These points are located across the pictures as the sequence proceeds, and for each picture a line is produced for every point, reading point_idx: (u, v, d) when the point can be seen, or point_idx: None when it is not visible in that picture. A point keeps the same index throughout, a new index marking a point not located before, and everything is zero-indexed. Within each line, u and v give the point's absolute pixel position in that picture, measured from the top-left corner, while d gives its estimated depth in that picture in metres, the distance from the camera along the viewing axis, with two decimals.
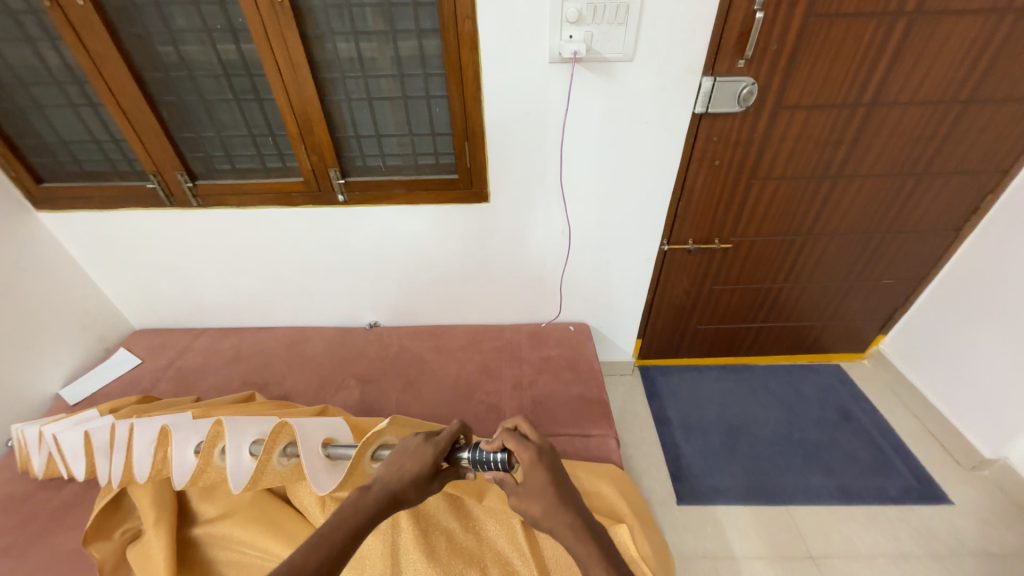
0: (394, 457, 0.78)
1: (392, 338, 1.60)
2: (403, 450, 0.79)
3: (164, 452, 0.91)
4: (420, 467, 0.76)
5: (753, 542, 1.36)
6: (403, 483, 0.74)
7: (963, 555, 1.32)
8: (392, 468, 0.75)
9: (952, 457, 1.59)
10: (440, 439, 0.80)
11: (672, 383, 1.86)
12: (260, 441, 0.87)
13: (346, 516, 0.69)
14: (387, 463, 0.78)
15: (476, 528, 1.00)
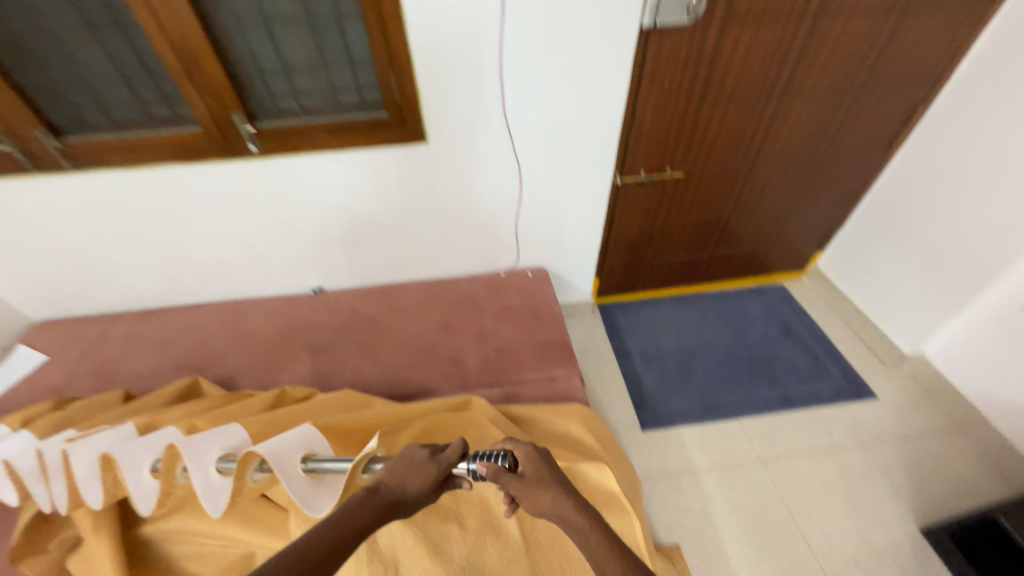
0: (400, 461, 0.77)
1: (340, 302, 1.49)
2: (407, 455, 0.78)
3: (114, 476, 0.81)
4: (422, 483, 0.75)
5: (710, 455, 1.47)
6: (404, 495, 0.74)
7: (884, 439, 1.50)
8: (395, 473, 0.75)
9: (876, 356, 1.75)
10: (445, 457, 0.78)
11: (631, 317, 1.91)
12: (229, 458, 0.81)
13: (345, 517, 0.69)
14: (389, 470, 0.76)
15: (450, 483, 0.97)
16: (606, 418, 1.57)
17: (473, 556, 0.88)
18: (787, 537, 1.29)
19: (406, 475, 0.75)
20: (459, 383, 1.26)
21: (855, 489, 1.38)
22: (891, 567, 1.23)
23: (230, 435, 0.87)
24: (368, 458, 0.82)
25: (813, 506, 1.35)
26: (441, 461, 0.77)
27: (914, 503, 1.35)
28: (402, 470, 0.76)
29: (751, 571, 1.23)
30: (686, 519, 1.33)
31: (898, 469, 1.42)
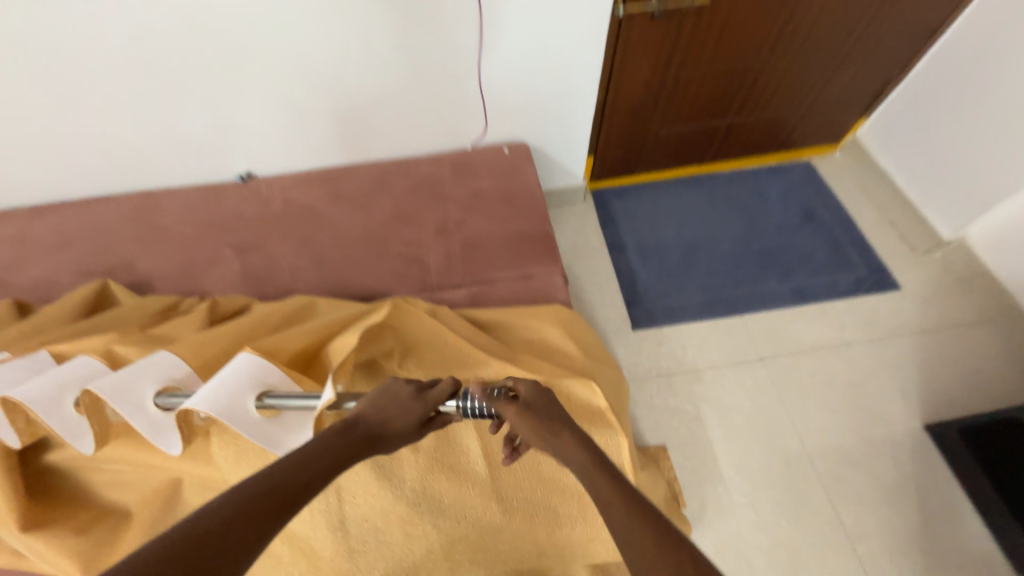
0: (378, 394, 0.61)
1: (272, 191, 1.21)
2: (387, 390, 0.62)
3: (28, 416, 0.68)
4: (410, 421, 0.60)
5: (706, 354, 1.33)
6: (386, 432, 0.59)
7: (901, 334, 1.35)
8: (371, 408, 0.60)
9: (907, 243, 1.52)
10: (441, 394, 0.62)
11: (628, 205, 1.64)
12: (169, 399, 0.68)
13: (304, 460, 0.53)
14: (372, 400, 0.61)
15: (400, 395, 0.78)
16: (594, 318, 1.41)
17: (428, 484, 0.75)
18: (781, 434, 1.21)
19: (386, 411, 0.60)
20: (417, 285, 1.06)
21: (860, 386, 1.26)
22: (886, 460, 1.16)
23: (163, 365, 0.71)
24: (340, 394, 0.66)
25: (813, 404, 1.25)
26: (428, 398, 0.61)
27: (922, 399, 1.24)
28: (380, 405, 0.60)
29: (739, 468, 1.17)
30: (675, 420, 1.24)
31: (911, 365, 1.29)
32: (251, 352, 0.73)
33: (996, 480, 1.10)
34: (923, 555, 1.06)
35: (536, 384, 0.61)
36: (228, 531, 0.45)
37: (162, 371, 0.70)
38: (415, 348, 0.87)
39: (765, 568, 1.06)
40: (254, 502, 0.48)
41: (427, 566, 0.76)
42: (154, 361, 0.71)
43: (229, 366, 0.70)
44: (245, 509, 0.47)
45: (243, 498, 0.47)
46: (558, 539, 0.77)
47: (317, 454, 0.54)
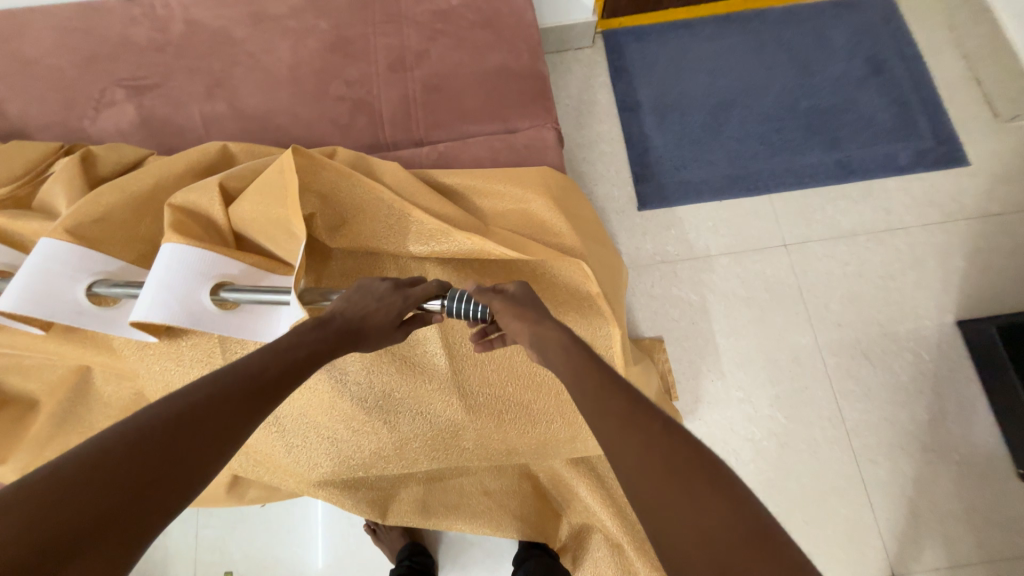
0: (353, 292, 0.51)
1: (169, 7, 0.90)
2: (363, 287, 0.52)
3: None
4: (387, 315, 0.50)
5: (722, 239, 1.14)
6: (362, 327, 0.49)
7: (956, 220, 1.13)
8: (346, 303, 0.50)
9: (989, 106, 1.19)
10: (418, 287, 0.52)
11: (648, 51, 1.29)
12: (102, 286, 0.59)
13: (273, 357, 0.44)
14: (344, 299, 0.50)
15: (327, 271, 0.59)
16: (594, 195, 1.19)
17: (376, 377, 0.63)
18: (794, 328, 1.08)
19: (364, 307, 0.50)
20: (368, 140, 0.82)
21: (894, 277, 1.10)
22: (905, 356, 1.05)
23: (66, 257, 0.58)
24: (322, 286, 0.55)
25: (836, 296, 1.09)
26: (410, 292, 0.51)
27: (962, 292, 1.08)
28: (357, 302, 0.50)
29: (741, 362, 1.06)
30: (677, 311, 1.10)
31: (958, 255, 1.10)
32: (174, 242, 0.57)
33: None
34: (922, 450, 1.00)
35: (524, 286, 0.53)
36: (184, 432, 0.36)
37: (72, 262, 0.59)
38: (354, 214, 0.67)
39: (752, 459, 1.02)
40: (216, 398, 0.39)
41: (379, 463, 0.67)
42: (45, 255, 0.57)
43: (161, 261, 0.57)
44: (206, 404, 0.38)
45: (200, 395, 0.38)
46: (530, 438, 0.67)
47: (287, 351, 0.44)
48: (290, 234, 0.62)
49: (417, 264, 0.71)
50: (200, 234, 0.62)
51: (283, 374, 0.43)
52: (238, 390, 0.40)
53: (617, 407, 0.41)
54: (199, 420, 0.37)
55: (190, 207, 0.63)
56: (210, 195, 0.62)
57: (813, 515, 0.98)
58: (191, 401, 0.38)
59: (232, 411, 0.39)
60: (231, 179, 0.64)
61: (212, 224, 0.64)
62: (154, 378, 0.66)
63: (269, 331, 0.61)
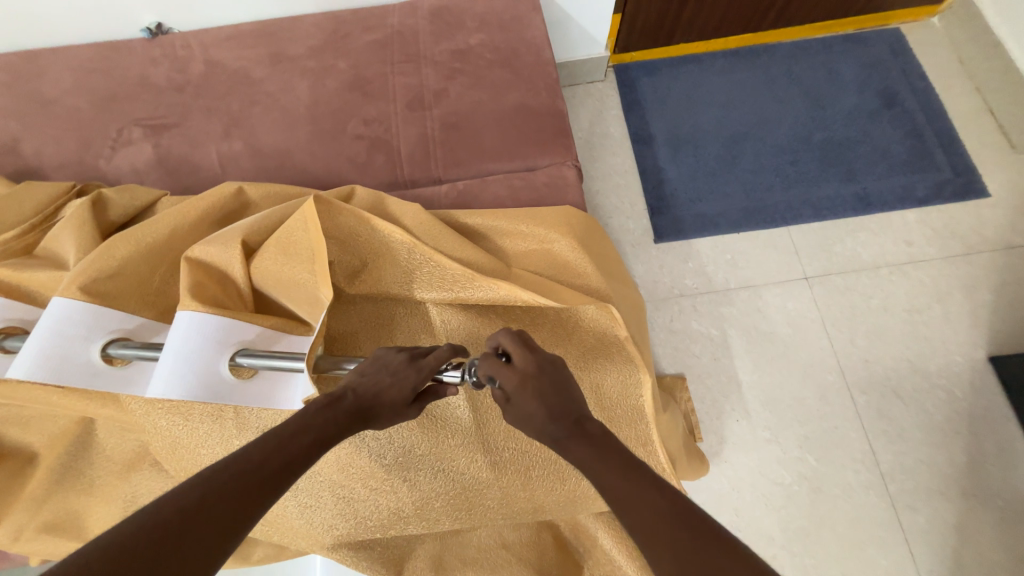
0: (366, 363, 0.48)
1: (191, 48, 0.90)
2: (378, 357, 0.49)
3: None
4: (399, 392, 0.47)
5: (740, 272, 1.12)
6: (373, 404, 0.46)
7: (979, 251, 1.10)
8: (359, 378, 0.47)
9: (1004, 137, 1.19)
10: (431, 359, 0.48)
11: (660, 85, 1.30)
12: (115, 346, 0.57)
13: (277, 444, 0.41)
14: (357, 373, 0.48)
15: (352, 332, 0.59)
16: (608, 228, 1.18)
17: (396, 433, 0.60)
18: (820, 364, 1.04)
19: (377, 382, 0.47)
20: (386, 178, 0.81)
21: (920, 312, 1.07)
22: (938, 395, 1.01)
23: (82, 317, 0.57)
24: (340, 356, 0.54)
25: (860, 331, 1.06)
26: (425, 364, 0.48)
27: (992, 327, 1.05)
28: (370, 376, 0.47)
29: (766, 401, 1.02)
30: (698, 346, 1.07)
31: (984, 288, 1.08)
32: (191, 310, 0.56)
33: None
34: (962, 496, 0.95)
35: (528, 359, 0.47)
36: (170, 543, 0.33)
37: (88, 324, 0.57)
38: (375, 259, 0.64)
39: (782, 506, 0.96)
40: (207, 503, 0.36)
41: (397, 524, 0.62)
42: (62, 317, 0.56)
43: (176, 330, 0.56)
44: (195, 510, 0.35)
45: (189, 498, 0.35)
46: (557, 496, 0.62)
47: (293, 437, 0.42)
48: (312, 294, 0.62)
49: (438, 311, 0.67)
50: (218, 295, 0.62)
51: (285, 465, 0.40)
52: (234, 486, 0.37)
53: (649, 513, 0.38)
54: (188, 525, 0.34)
55: (209, 264, 0.62)
56: (231, 250, 0.61)
57: (850, 567, 0.92)
58: (183, 504, 0.35)
59: (225, 513, 0.36)
60: (251, 235, 0.63)
61: (230, 282, 0.63)
62: (161, 433, 0.63)
63: (285, 397, 0.59)
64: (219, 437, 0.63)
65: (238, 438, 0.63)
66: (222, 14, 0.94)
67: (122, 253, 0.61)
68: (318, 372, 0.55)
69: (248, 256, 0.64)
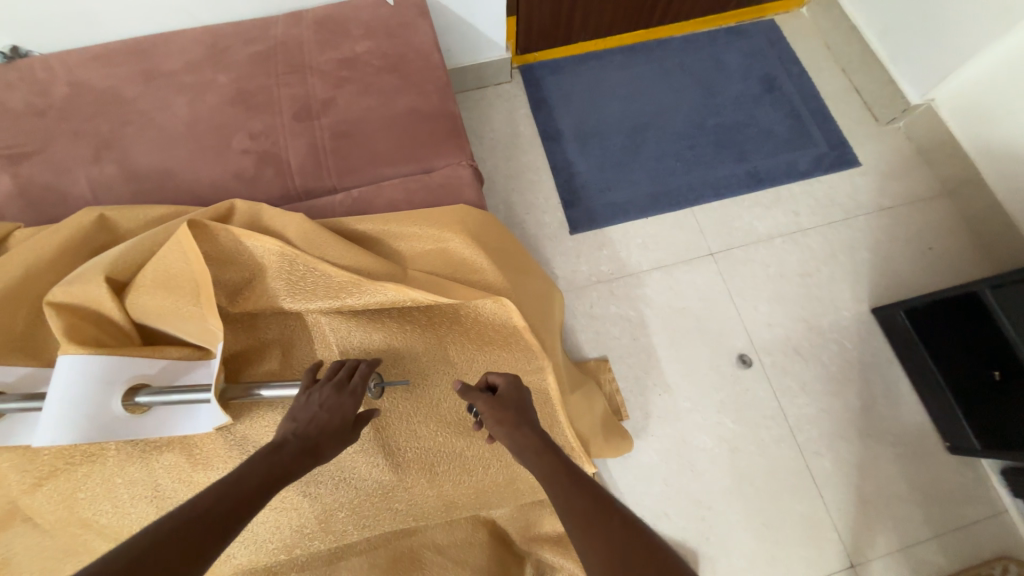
0: (297, 410, 0.48)
1: (52, 69, 0.84)
2: (306, 401, 0.49)
3: None
4: (341, 419, 0.48)
5: (652, 254, 1.18)
6: (319, 438, 0.46)
7: (856, 215, 1.22)
8: (294, 421, 0.46)
9: (869, 112, 1.32)
10: (357, 381, 0.52)
11: (564, 83, 1.35)
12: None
13: (224, 489, 0.39)
14: (291, 419, 0.47)
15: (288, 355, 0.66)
16: (525, 223, 1.21)
17: None
18: (729, 333, 1.11)
19: (315, 419, 0.47)
20: (277, 190, 0.79)
21: (811, 274, 1.17)
22: (832, 348, 1.10)
23: None
24: (248, 383, 0.57)
25: (762, 298, 1.14)
26: (355, 388, 0.51)
27: (872, 282, 1.16)
28: (306, 416, 0.47)
29: (685, 372, 1.08)
30: (618, 328, 1.11)
31: (864, 247, 1.19)
32: (73, 353, 0.53)
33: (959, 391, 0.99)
34: (860, 436, 1.04)
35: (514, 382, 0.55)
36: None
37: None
38: (260, 275, 0.63)
39: (707, 469, 1.02)
40: (162, 546, 0.34)
41: (303, 542, 0.61)
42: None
43: (57, 377, 0.52)
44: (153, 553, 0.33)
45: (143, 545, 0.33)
46: (466, 487, 0.65)
47: (238, 481, 0.40)
48: (202, 325, 0.60)
49: (329, 320, 0.66)
50: (96, 334, 0.58)
51: (237, 506, 0.38)
52: (181, 532, 0.35)
53: (583, 507, 0.44)
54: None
55: (79, 305, 0.58)
56: (97, 287, 0.57)
57: (771, 517, 0.99)
58: (126, 557, 0.32)
59: (174, 563, 0.33)
60: (116, 268, 0.59)
61: (106, 320, 0.59)
62: (30, 483, 0.58)
63: (187, 427, 0.59)
64: (100, 478, 0.59)
65: (122, 476, 0.60)
66: (87, 33, 0.89)
67: None
68: (225, 400, 0.57)
69: (120, 291, 0.60)
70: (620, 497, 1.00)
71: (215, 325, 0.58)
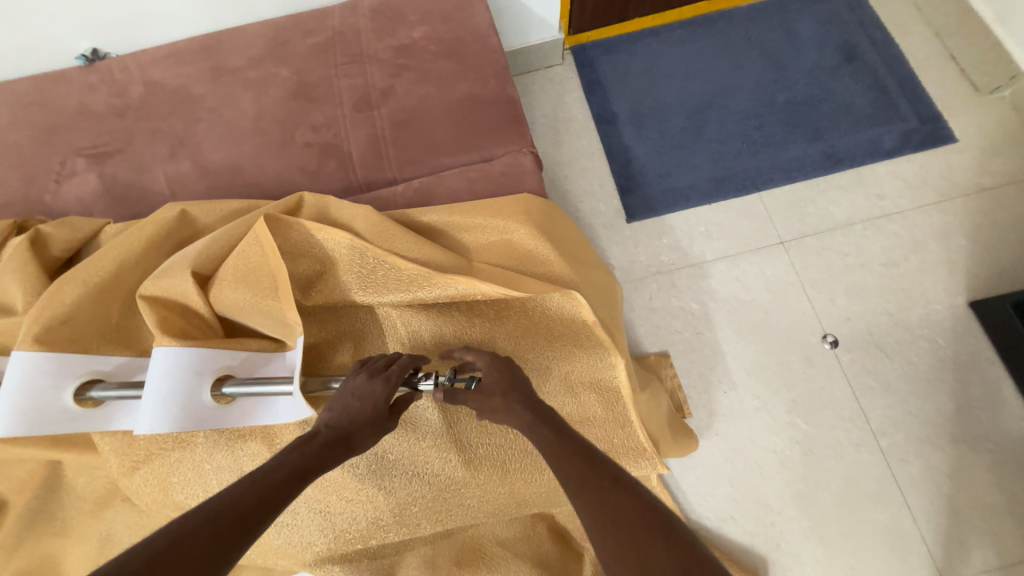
0: (334, 398, 0.48)
1: (130, 71, 0.88)
2: (344, 388, 0.48)
3: None
4: (373, 408, 0.47)
5: (715, 243, 1.11)
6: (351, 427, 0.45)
7: (952, 197, 1.10)
8: (329, 411, 0.46)
9: (967, 80, 1.18)
10: (394, 366, 0.49)
11: (618, 62, 1.28)
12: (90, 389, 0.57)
13: (251, 483, 0.40)
14: (329, 409, 0.47)
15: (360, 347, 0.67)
16: (580, 212, 1.16)
17: None
18: (802, 327, 1.04)
19: (347, 409, 0.46)
20: (340, 183, 0.79)
21: (897, 264, 1.06)
22: (922, 345, 1.00)
23: (46, 366, 0.56)
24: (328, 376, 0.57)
25: (840, 290, 1.05)
26: (390, 373, 0.48)
27: (971, 272, 1.04)
28: (340, 406, 0.47)
29: (752, 369, 1.02)
30: (679, 322, 1.06)
31: (961, 234, 1.07)
32: (166, 344, 0.56)
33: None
34: (953, 443, 0.95)
35: (492, 358, 0.52)
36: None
37: (53, 371, 0.56)
38: (332, 268, 0.63)
39: (777, 472, 0.96)
40: (185, 541, 0.35)
41: (377, 533, 0.62)
42: (24, 368, 0.55)
43: (154, 368, 0.55)
44: (175, 548, 0.34)
45: (168, 538, 0.35)
46: (539, 486, 0.63)
47: (265, 476, 0.40)
48: (280, 319, 0.61)
49: (399, 313, 0.65)
50: (184, 326, 0.60)
51: (260, 503, 0.39)
52: (204, 528, 0.36)
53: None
54: (155, 572, 0.33)
55: (169, 298, 0.60)
56: (184, 281, 0.59)
57: (848, 525, 0.92)
58: (152, 551, 0.34)
59: (197, 558, 0.35)
60: (201, 262, 0.61)
61: (192, 313, 0.61)
62: (129, 467, 0.62)
63: (269, 418, 0.60)
64: (190, 464, 0.62)
65: (209, 462, 0.62)
66: (159, 32, 0.92)
67: (71, 296, 0.60)
68: (306, 393, 0.57)
69: (203, 285, 0.62)
70: (682, 498, 0.96)
71: (294, 319, 0.58)
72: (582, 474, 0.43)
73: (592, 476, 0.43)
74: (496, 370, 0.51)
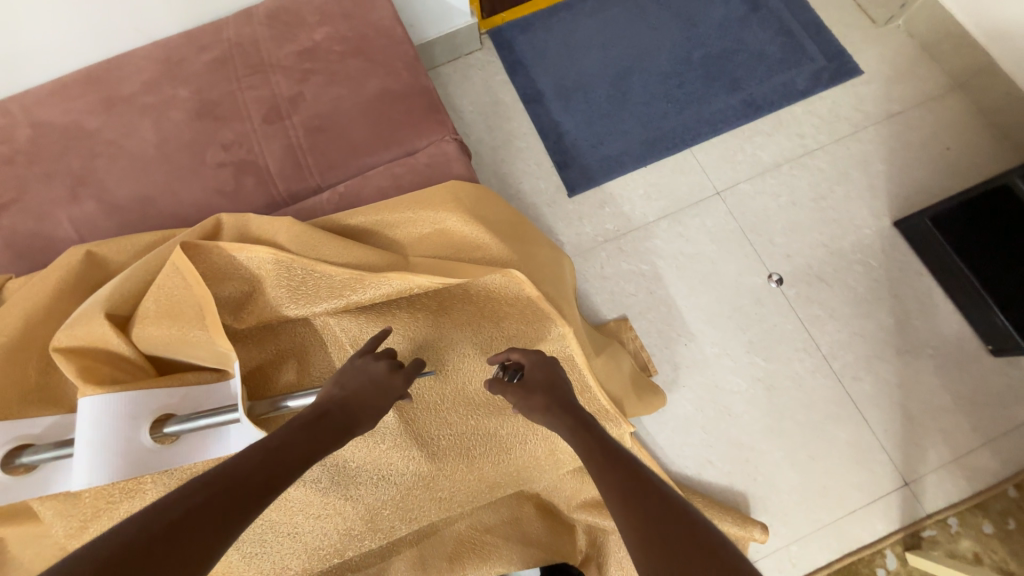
0: (343, 376, 0.49)
1: (12, 114, 0.81)
2: (351, 369, 0.50)
3: None
4: (381, 392, 0.48)
5: (656, 204, 1.13)
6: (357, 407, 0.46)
7: (865, 127, 1.16)
8: (339, 390, 0.47)
9: (864, 15, 1.24)
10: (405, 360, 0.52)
11: (537, 40, 1.28)
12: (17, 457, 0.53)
13: (266, 454, 0.39)
14: (336, 387, 0.48)
15: (305, 363, 0.65)
16: (521, 194, 1.16)
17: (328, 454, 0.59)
18: (748, 271, 1.08)
19: (357, 389, 0.48)
20: (262, 199, 0.77)
21: (825, 197, 1.11)
22: (857, 269, 1.06)
23: None
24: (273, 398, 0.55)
25: (778, 230, 1.10)
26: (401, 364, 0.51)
27: (891, 194, 1.10)
28: (350, 385, 0.48)
29: (708, 318, 1.05)
30: (632, 285, 1.08)
31: (878, 159, 1.13)
32: (91, 396, 0.52)
33: (1007, 300, 0.95)
34: (897, 353, 1.01)
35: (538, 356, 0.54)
36: (162, 544, 0.31)
37: None
38: (260, 286, 0.61)
39: (745, 411, 1.00)
40: (202, 505, 0.34)
41: (353, 544, 0.63)
42: None
43: (82, 420, 0.52)
44: (193, 511, 0.33)
45: (186, 501, 0.34)
46: (509, 466, 0.66)
47: (280, 447, 0.40)
48: (213, 348, 0.58)
49: (338, 320, 0.64)
50: (110, 372, 0.57)
51: (273, 474, 0.38)
52: (226, 491, 0.35)
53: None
54: (170, 534, 0.32)
55: (86, 347, 0.56)
56: (99, 326, 0.55)
57: (815, 447, 0.97)
58: (167, 514, 0.33)
59: (210, 524, 0.34)
60: (114, 304, 0.58)
61: (116, 357, 0.58)
62: (76, 528, 0.58)
63: (218, 450, 0.58)
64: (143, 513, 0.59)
65: None
66: (39, 70, 0.86)
67: None
68: (253, 417, 0.56)
69: (124, 326, 0.59)
70: (660, 453, 0.99)
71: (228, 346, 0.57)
72: (633, 496, 0.40)
73: (639, 493, 0.40)
74: (539, 366, 0.53)
